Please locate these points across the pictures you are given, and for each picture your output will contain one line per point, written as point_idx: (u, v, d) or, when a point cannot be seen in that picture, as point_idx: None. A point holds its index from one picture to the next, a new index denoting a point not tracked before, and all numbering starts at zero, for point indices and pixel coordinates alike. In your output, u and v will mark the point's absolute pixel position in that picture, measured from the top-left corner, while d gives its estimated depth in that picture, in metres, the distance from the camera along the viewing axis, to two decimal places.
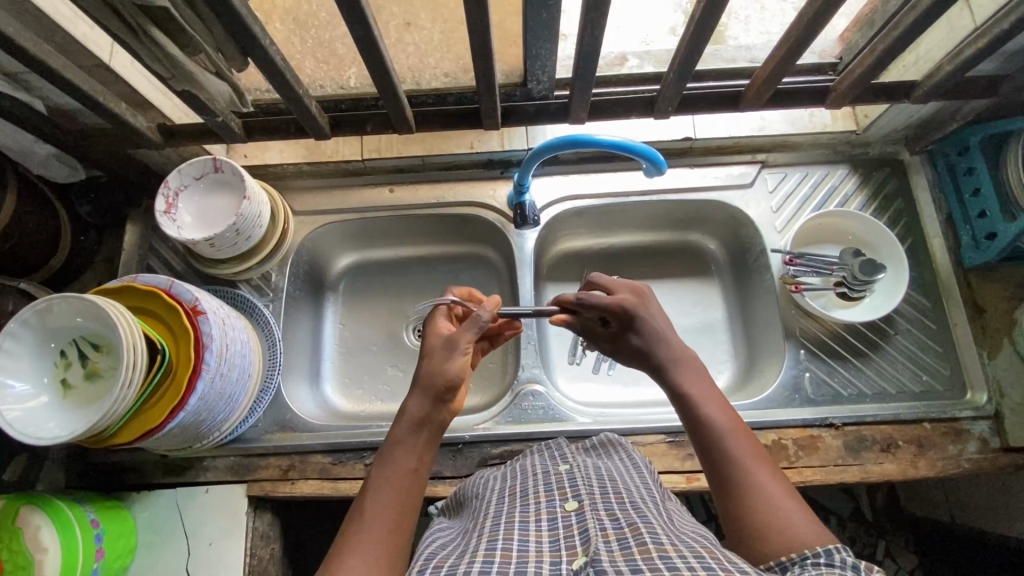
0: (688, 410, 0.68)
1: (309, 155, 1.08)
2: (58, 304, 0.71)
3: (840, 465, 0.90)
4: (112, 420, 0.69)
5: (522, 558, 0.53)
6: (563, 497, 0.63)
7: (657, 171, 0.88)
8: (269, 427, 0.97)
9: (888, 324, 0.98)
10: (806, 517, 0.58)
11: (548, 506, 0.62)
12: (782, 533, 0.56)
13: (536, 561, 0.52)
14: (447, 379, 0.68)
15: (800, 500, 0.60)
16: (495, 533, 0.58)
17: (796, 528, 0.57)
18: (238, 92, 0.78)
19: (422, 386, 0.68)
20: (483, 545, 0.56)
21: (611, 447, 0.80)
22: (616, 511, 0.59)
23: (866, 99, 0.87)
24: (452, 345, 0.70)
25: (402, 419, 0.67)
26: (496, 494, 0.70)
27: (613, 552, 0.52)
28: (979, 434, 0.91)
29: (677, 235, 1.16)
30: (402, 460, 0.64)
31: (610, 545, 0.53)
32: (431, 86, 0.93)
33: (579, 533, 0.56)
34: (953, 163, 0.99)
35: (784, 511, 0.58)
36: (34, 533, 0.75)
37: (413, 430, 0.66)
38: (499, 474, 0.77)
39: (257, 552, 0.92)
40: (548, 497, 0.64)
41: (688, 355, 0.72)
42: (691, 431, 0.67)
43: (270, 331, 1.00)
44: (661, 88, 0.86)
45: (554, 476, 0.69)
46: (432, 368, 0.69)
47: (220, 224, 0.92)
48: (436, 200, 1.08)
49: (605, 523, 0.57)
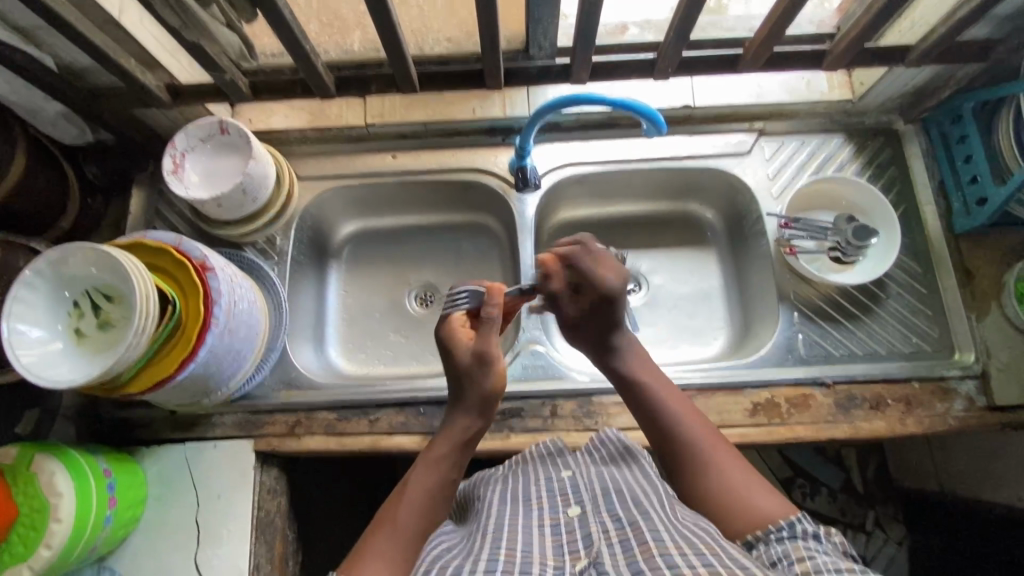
0: (643, 400, 0.77)
1: (314, 121, 1.09)
2: (73, 255, 0.73)
3: (831, 422, 0.93)
4: (125, 365, 0.71)
5: (527, 558, 0.57)
6: (566, 503, 0.67)
7: (657, 131, 0.89)
8: (276, 384, 1.00)
9: (880, 288, 1.00)
10: (761, 487, 0.67)
11: (551, 509, 0.66)
12: (742, 506, 0.65)
13: (541, 564, 0.56)
14: (489, 397, 0.75)
15: (751, 472, 0.69)
16: (499, 532, 0.61)
17: (750, 498, 0.66)
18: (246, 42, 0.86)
19: (466, 409, 0.76)
20: (487, 544, 0.60)
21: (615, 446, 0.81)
22: (618, 511, 0.63)
23: (862, 63, 0.89)
24: (485, 364, 0.74)
25: (443, 438, 0.75)
26: (497, 493, 0.73)
27: (616, 555, 0.56)
28: (965, 392, 0.94)
29: (676, 204, 1.18)
30: (440, 475, 0.71)
31: (614, 548, 0.57)
32: (433, 52, 0.94)
33: (582, 538, 0.60)
34: (947, 132, 1.01)
35: (739, 486, 0.67)
36: (47, 478, 0.77)
37: (455, 450, 0.74)
38: (501, 475, 0.81)
39: (264, 506, 0.94)
40: (551, 500, 0.68)
41: (637, 347, 0.82)
42: (646, 419, 0.76)
43: (276, 292, 1.02)
44: (660, 48, 0.86)
45: (557, 480, 0.74)
46: (473, 395, 0.75)
47: (225, 184, 0.93)
48: (439, 165, 1.10)
49: (607, 524, 0.61)
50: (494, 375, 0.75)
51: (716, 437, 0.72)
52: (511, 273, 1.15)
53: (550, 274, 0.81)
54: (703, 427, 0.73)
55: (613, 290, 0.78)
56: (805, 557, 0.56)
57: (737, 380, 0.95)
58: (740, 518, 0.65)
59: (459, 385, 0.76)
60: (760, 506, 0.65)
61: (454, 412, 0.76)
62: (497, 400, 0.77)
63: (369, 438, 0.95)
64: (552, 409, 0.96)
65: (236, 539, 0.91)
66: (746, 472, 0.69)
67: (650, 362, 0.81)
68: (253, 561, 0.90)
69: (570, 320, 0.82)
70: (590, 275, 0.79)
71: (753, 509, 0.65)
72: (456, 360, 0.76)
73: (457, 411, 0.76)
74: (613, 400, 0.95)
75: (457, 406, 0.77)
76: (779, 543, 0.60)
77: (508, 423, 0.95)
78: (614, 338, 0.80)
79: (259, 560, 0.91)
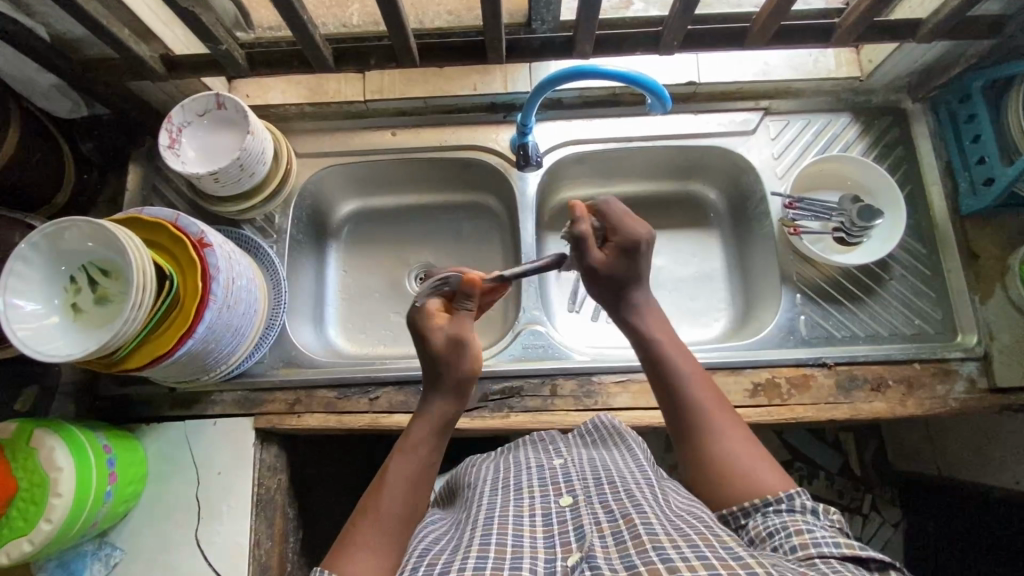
0: (654, 361, 0.74)
1: (312, 96, 1.07)
2: (70, 230, 0.72)
3: (832, 402, 0.93)
4: (122, 340, 0.71)
5: (516, 553, 0.56)
6: (558, 493, 0.67)
7: (662, 108, 0.88)
8: (275, 362, 0.99)
9: (884, 269, 1.00)
10: (764, 461, 0.66)
11: (543, 502, 0.66)
12: (743, 475, 0.65)
13: (532, 558, 0.55)
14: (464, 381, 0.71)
15: (754, 443, 0.68)
16: (489, 525, 0.61)
17: (753, 467, 0.66)
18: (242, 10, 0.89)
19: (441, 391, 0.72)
20: (477, 539, 0.59)
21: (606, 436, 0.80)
22: (610, 503, 0.62)
23: (872, 38, 0.87)
24: (461, 346, 0.71)
25: (422, 421, 0.71)
26: (488, 485, 0.74)
27: (608, 548, 0.55)
28: (967, 374, 0.94)
29: (679, 184, 1.16)
30: (417, 461, 0.69)
31: (605, 540, 0.56)
32: (433, 23, 0.97)
33: (574, 530, 0.59)
34: (955, 112, 0.99)
35: (744, 458, 0.66)
36: (47, 454, 0.77)
37: (433, 434, 0.71)
38: (492, 465, 0.81)
39: (264, 483, 0.94)
40: (544, 492, 0.68)
41: (652, 304, 0.78)
42: (656, 377, 0.73)
43: (274, 271, 1.01)
44: (665, 20, 0.84)
45: (550, 470, 0.73)
46: (449, 378, 0.71)
47: (223, 160, 0.92)
48: (440, 143, 1.08)
49: (599, 516, 0.60)
50: (469, 360, 0.71)
51: (724, 403, 0.71)
52: (511, 253, 1.14)
53: (578, 220, 0.76)
54: (711, 392, 0.72)
55: (639, 237, 0.76)
56: (803, 530, 0.56)
57: (738, 360, 0.95)
58: (739, 487, 0.65)
59: (432, 370, 0.72)
60: (763, 480, 0.64)
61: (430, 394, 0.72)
62: (470, 385, 0.72)
63: (369, 416, 0.95)
64: (552, 388, 0.95)
65: (235, 516, 0.91)
66: (749, 441, 0.68)
67: (664, 322, 0.78)
68: (253, 537, 0.91)
69: (592, 271, 0.77)
70: (623, 226, 0.77)
71: (754, 479, 0.65)
72: (432, 346, 0.71)
73: (430, 395, 0.73)
74: (614, 380, 0.95)
75: (430, 391, 0.73)
76: (776, 515, 0.60)
77: (508, 402, 0.95)
78: (634, 293, 0.77)
79: (259, 536, 0.92)
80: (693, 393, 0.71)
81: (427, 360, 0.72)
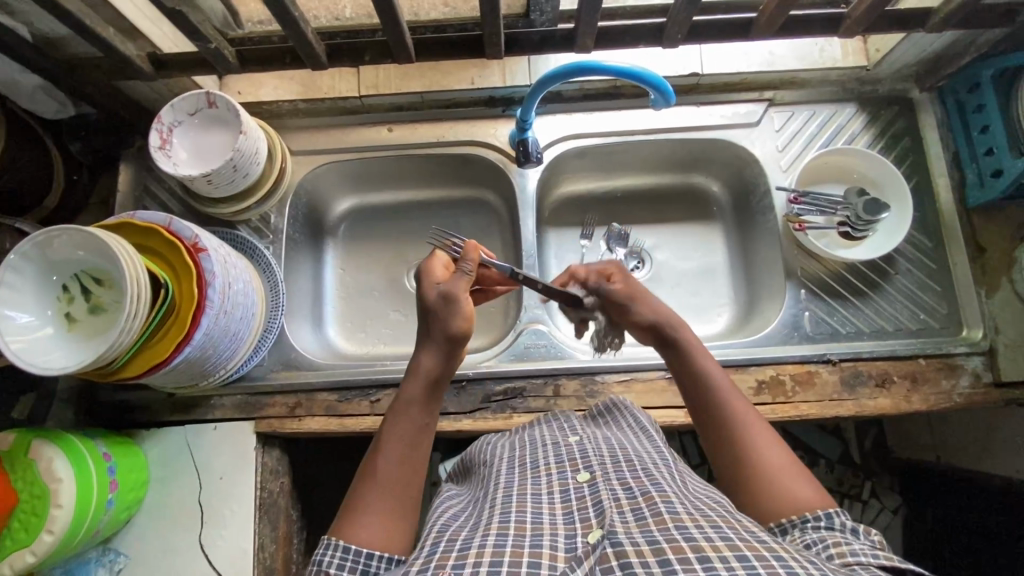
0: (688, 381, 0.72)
1: (305, 92, 1.04)
2: (60, 237, 0.70)
3: (836, 399, 0.92)
4: (118, 352, 0.70)
5: (536, 530, 0.55)
6: (575, 469, 0.66)
7: (665, 102, 0.85)
8: (274, 365, 0.98)
9: (889, 264, 0.98)
10: (803, 475, 0.63)
11: (560, 478, 0.65)
12: (776, 489, 0.62)
13: (551, 535, 0.54)
14: (456, 338, 0.72)
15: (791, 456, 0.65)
16: (507, 505, 0.60)
17: (788, 479, 0.62)
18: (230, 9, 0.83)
19: (432, 346, 0.72)
20: (496, 518, 0.58)
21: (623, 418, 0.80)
22: (628, 479, 0.62)
23: (881, 27, 0.84)
24: (452, 302, 0.72)
25: (414, 378, 0.71)
26: (506, 463, 0.73)
27: (628, 523, 0.54)
28: (972, 369, 0.93)
29: (681, 177, 1.14)
30: (411, 420, 0.70)
31: (626, 515, 0.55)
32: (429, 16, 0.93)
33: (593, 505, 0.58)
34: (963, 101, 0.97)
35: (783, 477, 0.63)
36: (47, 464, 0.76)
37: (427, 390, 0.71)
38: (507, 445, 0.80)
39: (267, 486, 0.94)
40: (560, 469, 0.67)
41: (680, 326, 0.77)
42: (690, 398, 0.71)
43: (271, 272, 0.99)
44: (669, 13, 0.81)
45: (565, 448, 0.72)
46: (438, 329, 0.72)
47: (216, 160, 0.90)
48: (437, 139, 1.06)
49: (618, 493, 0.60)
50: (463, 316, 0.73)
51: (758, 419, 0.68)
52: (511, 249, 1.12)
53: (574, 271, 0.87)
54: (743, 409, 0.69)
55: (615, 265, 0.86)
56: (840, 542, 0.53)
57: (740, 359, 0.94)
58: (777, 502, 0.61)
59: (426, 322, 0.74)
60: (802, 497, 0.61)
61: (421, 350, 0.73)
62: (462, 345, 0.73)
63: (372, 419, 0.94)
64: (555, 388, 0.94)
65: (239, 520, 0.91)
66: (784, 452, 0.65)
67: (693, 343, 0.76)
68: (258, 541, 0.91)
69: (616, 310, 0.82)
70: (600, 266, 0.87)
71: (792, 493, 0.61)
72: (426, 298, 0.75)
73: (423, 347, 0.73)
74: (617, 379, 0.94)
75: (422, 346, 0.74)
76: (814, 531, 0.56)
77: (510, 403, 0.94)
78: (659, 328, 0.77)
79: (264, 539, 0.92)
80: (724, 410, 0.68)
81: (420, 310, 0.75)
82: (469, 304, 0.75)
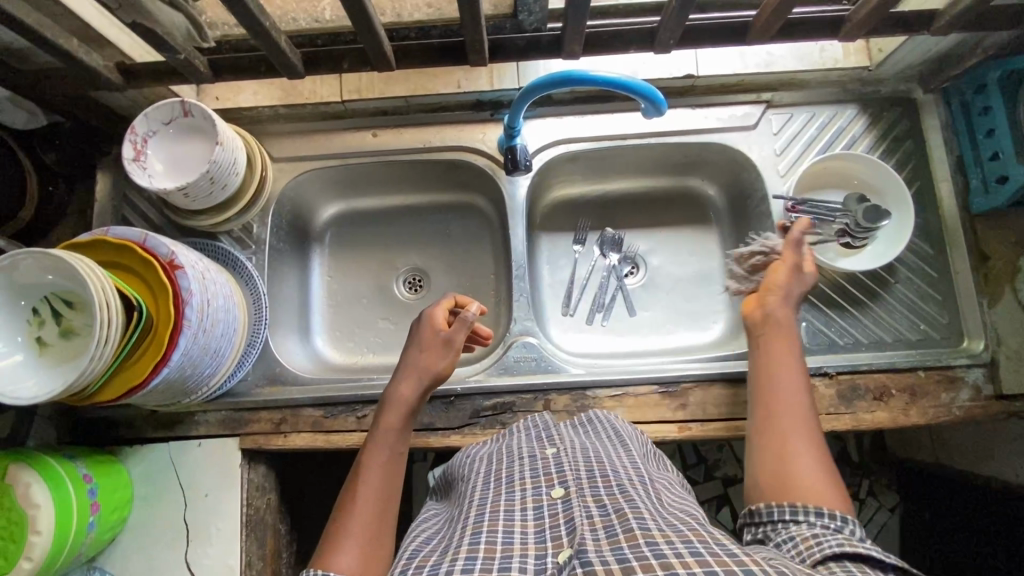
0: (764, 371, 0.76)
1: (286, 97, 1.01)
2: (25, 261, 0.67)
3: (832, 413, 0.90)
4: (89, 379, 0.67)
5: (506, 552, 0.53)
6: (550, 485, 0.64)
7: (657, 112, 0.82)
8: (259, 380, 0.96)
9: (889, 272, 0.96)
10: (832, 486, 0.62)
11: (534, 495, 0.63)
12: (802, 482, 0.62)
13: (521, 556, 0.52)
14: (434, 375, 0.78)
15: (830, 471, 0.64)
16: (479, 523, 0.59)
17: (813, 473, 0.63)
18: (196, 23, 0.73)
19: (411, 379, 0.77)
20: (466, 540, 0.56)
21: (602, 428, 0.79)
22: (603, 496, 0.60)
23: (883, 30, 0.81)
24: (448, 350, 0.80)
25: (391, 407, 0.75)
26: (482, 479, 0.71)
27: (599, 542, 0.52)
28: (973, 381, 0.91)
29: (676, 180, 1.11)
30: (388, 448, 0.72)
31: (597, 534, 0.53)
32: (413, 18, 0.85)
33: (565, 523, 0.57)
34: (968, 103, 0.93)
35: (812, 476, 0.63)
36: (24, 490, 0.75)
37: (404, 416, 0.75)
38: (486, 454, 0.78)
39: (254, 503, 0.93)
40: (534, 485, 0.65)
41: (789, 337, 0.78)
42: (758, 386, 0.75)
43: (254, 285, 0.96)
44: (661, 18, 0.77)
45: (541, 461, 0.70)
46: (424, 366, 0.78)
47: (192, 173, 0.87)
48: (422, 144, 1.02)
49: (592, 510, 0.58)
50: (446, 364, 0.79)
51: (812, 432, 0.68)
52: (502, 255, 1.10)
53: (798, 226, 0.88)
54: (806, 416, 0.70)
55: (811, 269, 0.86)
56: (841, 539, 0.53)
57: (736, 371, 0.92)
58: (797, 490, 0.62)
59: (415, 357, 0.79)
60: (821, 494, 0.61)
61: (398, 381, 0.78)
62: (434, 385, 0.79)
63: (358, 435, 0.92)
64: (545, 403, 0.92)
65: (225, 538, 0.90)
66: (823, 459, 0.65)
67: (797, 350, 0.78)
68: (245, 559, 0.89)
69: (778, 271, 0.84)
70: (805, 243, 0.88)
71: (816, 485, 0.62)
72: (424, 333, 0.81)
73: (404, 379, 0.78)
74: (608, 393, 0.92)
75: (400, 376, 0.78)
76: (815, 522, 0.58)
77: (500, 418, 0.92)
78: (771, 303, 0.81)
79: (251, 557, 0.90)
80: (783, 408, 0.70)
81: (416, 344, 0.80)
82: (454, 357, 0.80)
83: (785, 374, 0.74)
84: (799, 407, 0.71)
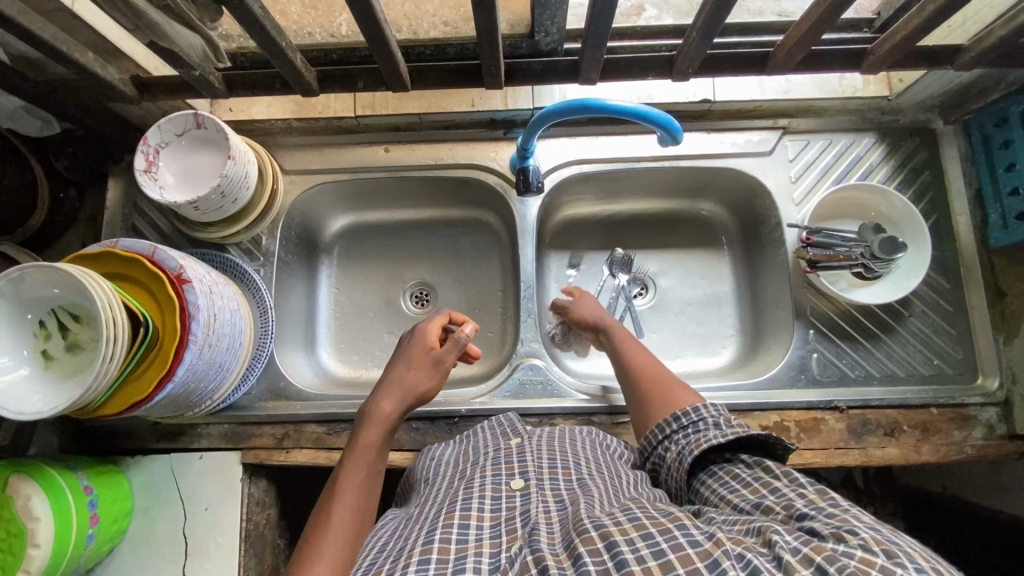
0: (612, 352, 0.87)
1: (299, 110, 1.01)
2: (32, 274, 0.67)
3: (841, 448, 0.88)
4: (94, 395, 0.67)
5: (460, 553, 0.52)
6: (510, 474, 0.63)
7: (672, 140, 0.81)
8: (263, 394, 0.96)
9: (904, 305, 0.94)
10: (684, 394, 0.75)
11: (493, 483, 0.62)
12: (663, 402, 0.75)
13: (475, 556, 0.51)
14: (418, 394, 0.80)
15: (682, 386, 0.77)
16: (436, 520, 0.56)
17: (669, 391, 0.76)
18: (213, 45, 0.75)
19: (395, 394, 0.78)
20: (420, 540, 0.53)
21: (586, 441, 0.73)
22: (561, 491, 0.60)
23: (905, 63, 0.80)
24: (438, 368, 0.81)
25: (373, 423, 0.74)
26: (447, 479, 0.69)
27: (551, 535, 0.53)
28: (986, 420, 0.89)
29: (687, 202, 1.10)
30: (369, 466, 0.70)
31: (550, 527, 0.54)
32: (429, 36, 0.83)
33: (520, 515, 0.57)
34: (989, 136, 0.92)
35: (669, 394, 0.76)
36: (24, 502, 0.74)
37: (384, 434, 0.74)
38: (452, 456, 0.76)
39: (253, 518, 0.92)
40: (494, 472, 0.64)
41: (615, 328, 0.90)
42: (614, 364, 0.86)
43: (261, 298, 0.96)
44: (681, 46, 0.76)
45: (504, 451, 0.69)
46: (411, 382, 0.79)
47: (205, 184, 0.86)
48: (435, 160, 1.02)
49: (550, 505, 0.58)
50: (434, 383, 0.81)
51: (661, 370, 0.80)
52: (510, 272, 1.09)
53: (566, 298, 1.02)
54: (649, 365, 0.81)
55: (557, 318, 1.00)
56: (701, 441, 0.65)
57: (745, 402, 0.90)
58: (662, 409, 0.74)
59: (403, 373, 0.80)
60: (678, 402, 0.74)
61: (384, 393, 0.78)
62: (417, 402, 0.80)
63: None
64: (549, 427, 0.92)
65: (224, 553, 0.89)
66: (671, 381, 0.78)
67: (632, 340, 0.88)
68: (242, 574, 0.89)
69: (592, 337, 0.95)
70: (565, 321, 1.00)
71: (673, 399, 0.75)
72: (415, 347, 0.83)
73: (386, 394, 0.78)
74: (615, 420, 0.91)
75: (381, 381, 0.80)
76: (682, 429, 0.69)
77: None
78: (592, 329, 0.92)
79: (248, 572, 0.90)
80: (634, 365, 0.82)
81: (405, 353, 0.84)
82: (441, 377, 0.82)
83: (625, 346, 0.86)
84: (643, 361, 0.82)
